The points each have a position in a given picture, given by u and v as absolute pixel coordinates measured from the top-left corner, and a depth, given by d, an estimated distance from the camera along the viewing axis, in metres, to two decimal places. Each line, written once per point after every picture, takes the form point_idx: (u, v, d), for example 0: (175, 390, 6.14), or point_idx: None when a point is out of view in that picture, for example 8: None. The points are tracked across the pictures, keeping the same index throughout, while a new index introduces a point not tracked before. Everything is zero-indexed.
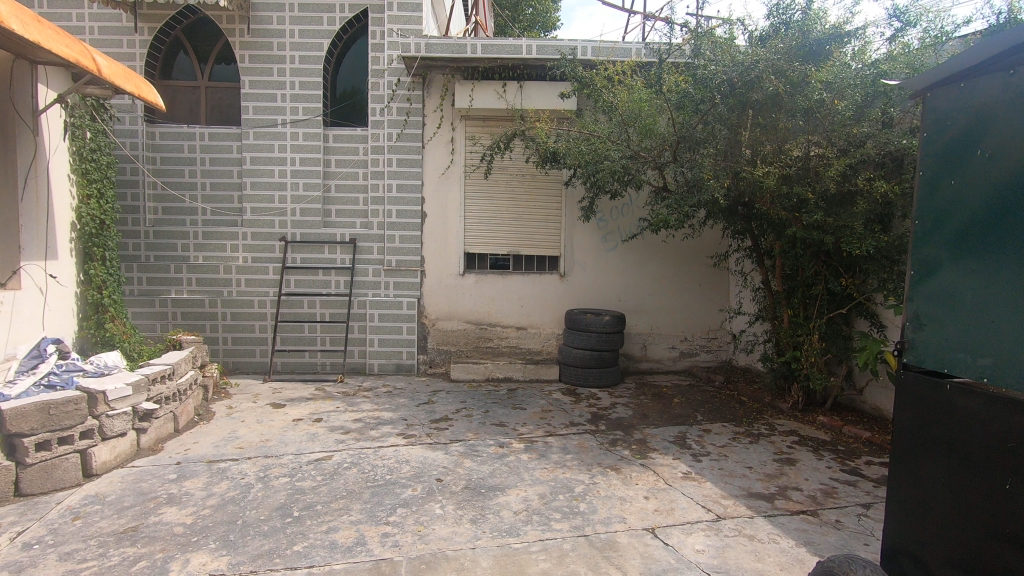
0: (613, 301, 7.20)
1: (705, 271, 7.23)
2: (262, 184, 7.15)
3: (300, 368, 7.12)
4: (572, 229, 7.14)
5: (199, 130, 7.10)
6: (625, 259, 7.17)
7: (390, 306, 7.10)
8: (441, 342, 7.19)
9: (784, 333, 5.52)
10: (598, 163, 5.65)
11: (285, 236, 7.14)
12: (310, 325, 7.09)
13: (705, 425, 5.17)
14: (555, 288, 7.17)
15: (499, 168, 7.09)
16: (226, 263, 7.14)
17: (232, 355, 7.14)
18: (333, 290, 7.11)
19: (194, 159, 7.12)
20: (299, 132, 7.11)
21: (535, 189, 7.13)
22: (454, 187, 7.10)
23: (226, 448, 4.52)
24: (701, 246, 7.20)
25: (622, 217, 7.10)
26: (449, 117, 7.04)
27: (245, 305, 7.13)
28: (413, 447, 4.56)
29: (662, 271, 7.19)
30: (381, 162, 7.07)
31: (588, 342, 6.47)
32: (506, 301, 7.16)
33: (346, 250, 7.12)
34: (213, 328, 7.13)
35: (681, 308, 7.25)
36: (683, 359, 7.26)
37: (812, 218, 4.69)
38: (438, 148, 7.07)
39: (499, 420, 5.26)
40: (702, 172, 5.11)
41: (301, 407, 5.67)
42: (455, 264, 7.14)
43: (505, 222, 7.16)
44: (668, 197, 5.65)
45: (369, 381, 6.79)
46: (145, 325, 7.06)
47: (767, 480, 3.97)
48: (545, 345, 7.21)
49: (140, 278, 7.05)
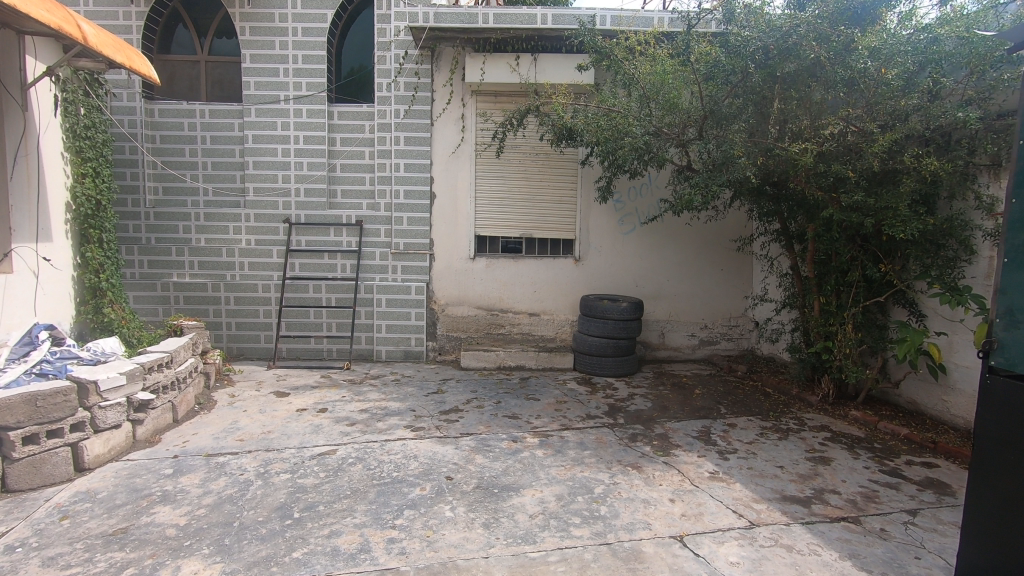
0: (630, 286, 6.89)
1: (728, 256, 6.89)
2: (264, 164, 6.87)
3: (306, 355, 6.91)
4: (588, 211, 6.80)
5: (200, 107, 6.83)
6: (643, 242, 6.83)
7: (398, 291, 6.85)
8: (451, 328, 6.93)
9: (815, 322, 5.20)
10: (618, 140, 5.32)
11: (289, 218, 6.89)
12: (316, 310, 6.86)
13: (730, 418, 4.89)
14: (569, 272, 6.86)
15: (512, 146, 6.75)
16: (228, 246, 6.91)
17: (236, 340, 6.94)
18: (339, 274, 6.86)
19: (195, 137, 6.85)
20: (302, 109, 6.80)
21: (549, 168, 6.79)
22: (464, 167, 6.78)
23: (227, 440, 4.32)
24: (723, 228, 6.84)
25: (641, 198, 6.75)
26: (459, 92, 6.68)
27: (249, 290, 6.91)
28: (421, 441, 4.33)
29: (682, 256, 6.86)
30: (388, 140, 6.76)
31: (604, 330, 6.18)
32: (518, 286, 6.87)
33: (352, 233, 6.86)
34: (216, 313, 6.92)
35: (701, 294, 6.92)
36: (702, 347, 6.96)
37: (851, 198, 4.33)
38: (447, 125, 6.73)
39: (511, 412, 5.01)
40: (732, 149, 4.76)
41: (306, 396, 5.46)
42: (466, 247, 6.85)
43: (517, 203, 6.84)
44: (692, 177, 5.30)
45: (377, 368, 6.56)
46: (147, 310, 6.87)
47: (801, 482, 3.69)
48: (559, 332, 6.93)
49: (141, 261, 6.85)
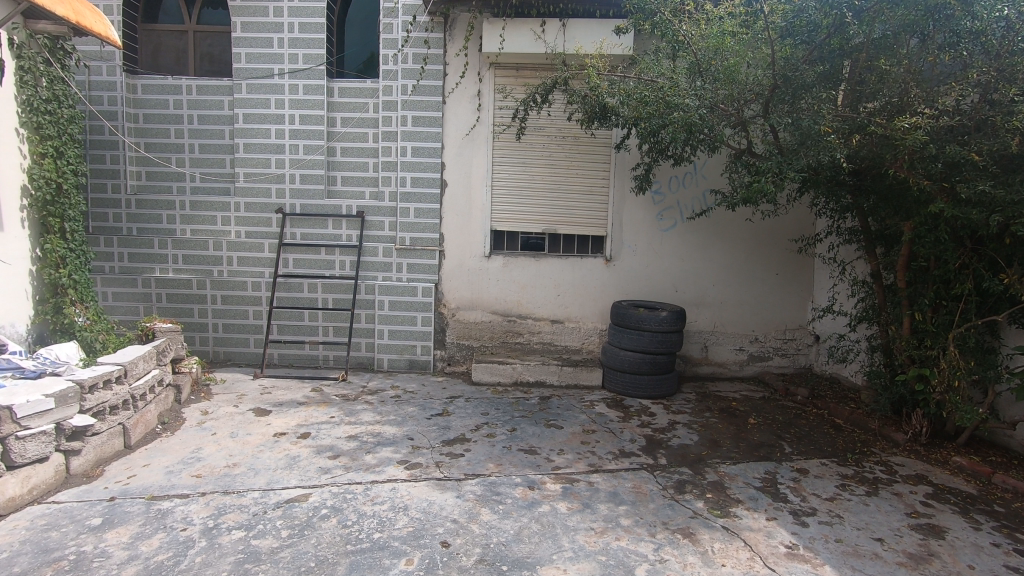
0: (669, 291, 5.96)
1: (785, 258, 5.90)
2: (255, 147, 6.12)
3: (300, 362, 6.14)
4: (621, 204, 5.89)
5: (186, 82, 6.16)
6: (685, 241, 5.89)
7: (402, 292, 6.03)
8: (462, 336, 6.08)
9: (903, 343, 4.23)
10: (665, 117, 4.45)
11: (282, 208, 6.13)
12: (311, 312, 6.09)
13: (799, 462, 3.94)
14: (598, 274, 5.96)
15: (535, 127, 5.85)
16: (215, 238, 6.19)
17: (223, 343, 6.21)
18: (337, 272, 6.09)
19: (181, 117, 6.19)
20: (298, 85, 6.03)
21: (577, 154, 5.87)
22: (479, 151, 5.90)
23: (180, 476, 3.55)
24: (780, 225, 5.85)
25: (684, 189, 5.80)
26: (475, 65, 5.81)
27: (237, 288, 6.16)
28: (416, 484, 3.50)
29: (730, 257, 5.90)
30: (393, 120, 5.94)
31: (639, 343, 5.28)
32: (539, 288, 6.00)
33: (352, 225, 6.06)
34: (202, 313, 6.19)
35: (751, 302, 5.96)
36: (751, 363, 6.00)
37: (973, 188, 3.35)
38: (461, 103, 5.86)
39: (528, 445, 4.15)
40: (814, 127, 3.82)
41: (289, 415, 4.68)
42: (480, 244, 6.00)
43: (539, 194, 5.94)
44: (754, 163, 4.36)
45: (376, 380, 5.75)
46: (125, 308, 6.19)
47: (913, 569, 2.75)
48: (586, 343, 6.02)
49: (121, 254, 6.18)
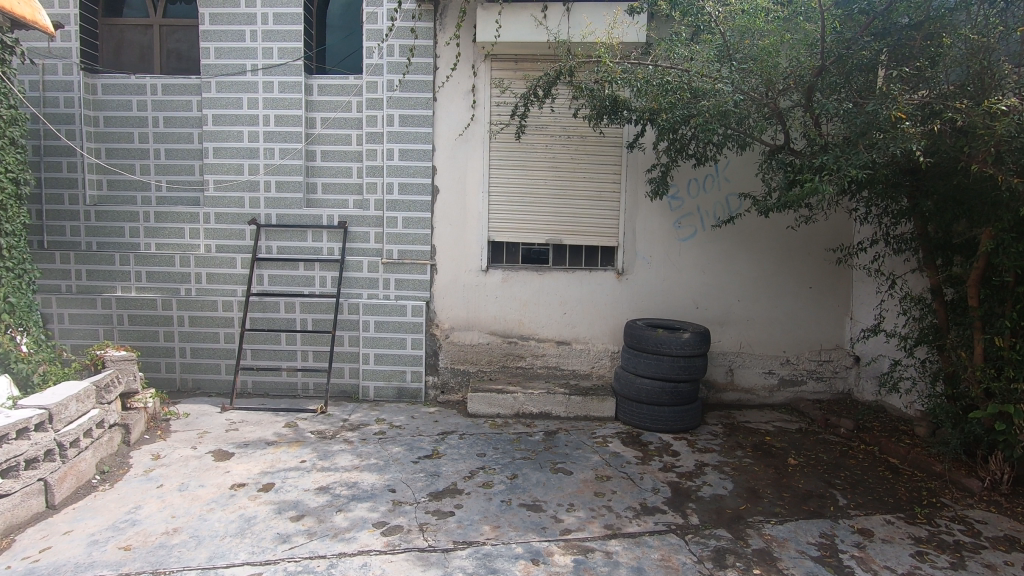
0: (689, 307, 5.31)
1: (821, 270, 5.25)
2: (226, 151, 5.51)
3: (276, 391, 5.49)
4: (635, 210, 5.24)
5: (150, 81, 5.58)
6: (707, 252, 5.24)
7: (389, 312, 5.37)
8: (457, 360, 5.42)
9: (976, 373, 3.57)
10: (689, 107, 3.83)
11: (256, 219, 5.51)
12: (288, 335, 5.45)
13: (859, 519, 3.27)
14: (610, 290, 5.31)
15: (536, 126, 5.22)
16: (183, 253, 5.57)
17: (192, 370, 5.58)
18: (317, 290, 5.46)
19: (145, 119, 5.61)
20: (273, 82, 5.42)
21: (583, 155, 5.23)
22: (474, 153, 5.28)
23: (104, 550, 2.91)
24: (814, 233, 5.20)
25: (705, 193, 5.17)
26: (469, 56, 5.20)
27: (206, 308, 5.54)
28: (392, 558, 2.85)
29: (758, 269, 5.25)
30: (378, 120, 5.32)
31: (658, 370, 4.61)
32: (542, 306, 5.35)
33: (334, 237, 5.44)
34: (167, 336, 5.57)
35: (782, 319, 5.31)
36: (782, 389, 5.34)
37: None
38: (453, 100, 5.24)
39: (531, 498, 3.49)
40: (878, 114, 3.17)
41: (253, 459, 4.02)
42: (476, 257, 5.36)
43: (542, 199, 5.30)
44: (795, 162, 3.71)
45: (360, 412, 5.09)
46: (83, 332, 5.57)
47: None
48: (597, 367, 5.35)
49: (79, 271, 5.58)
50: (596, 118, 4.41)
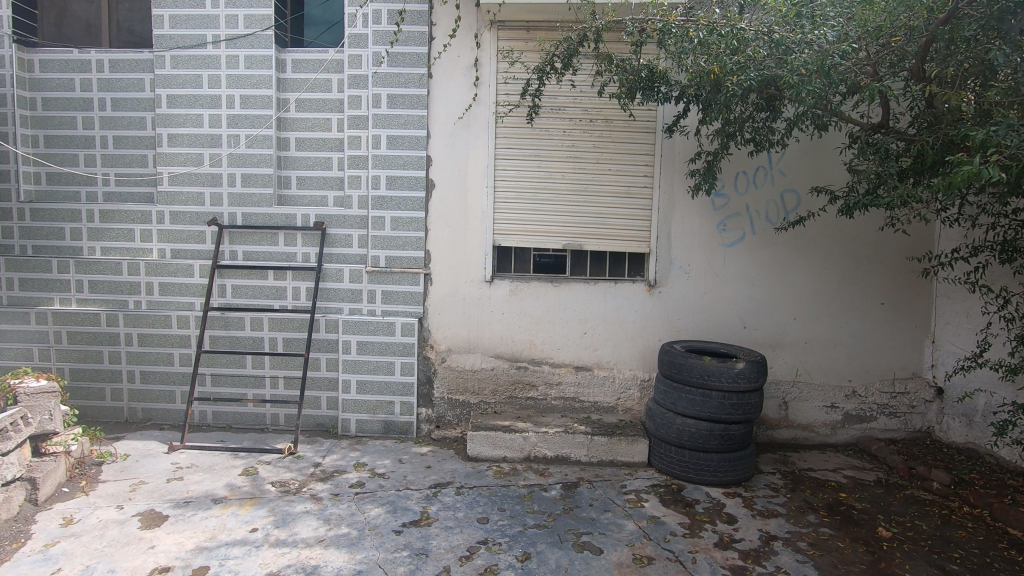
0: (735, 327, 4.39)
1: (897, 283, 4.33)
2: (182, 138, 4.64)
3: (240, 424, 4.61)
4: (672, 209, 4.33)
5: (96, 57, 4.72)
6: (759, 260, 4.33)
7: (375, 331, 4.48)
8: (455, 389, 4.53)
9: None
10: (762, 70, 2.98)
11: (218, 219, 4.64)
12: (255, 358, 4.58)
13: None
14: (640, 305, 4.40)
15: (552, 107, 4.32)
16: (131, 259, 4.69)
17: (142, 397, 4.71)
18: (289, 303, 4.58)
19: (90, 101, 4.76)
20: (238, 56, 4.55)
21: (609, 143, 4.33)
22: (478, 140, 4.39)
23: None
24: (887, 238, 4.29)
25: (756, 189, 4.26)
26: (471, 23, 4.32)
27: (159, 325, 4.67)
28: None
29: (820, 281, 4.34)
30: (362, 101, 4.44)
31: (704, 409, 3.70)
32: (558, 325, 4.45)
33: (309, 241, 4.56)
34: (113, 357, 4.70)
35: (849, 342, 4.39)
36: (847, 426, 4.42)
37: None
38: (452, 77, 4.36)
39: None
40: None
41: (189, 525, 3.14)
42: (479, 265, 4.46)
43: (559, 196, 4.40)
44: (922, 142, 2.82)
45: (338, 452, 4.19)
46: (14, 352, 4.71)
47: None
48: (623, 399, 4.45)
49: (9, 280, 4.71)
50: (624, 99, 3.68)
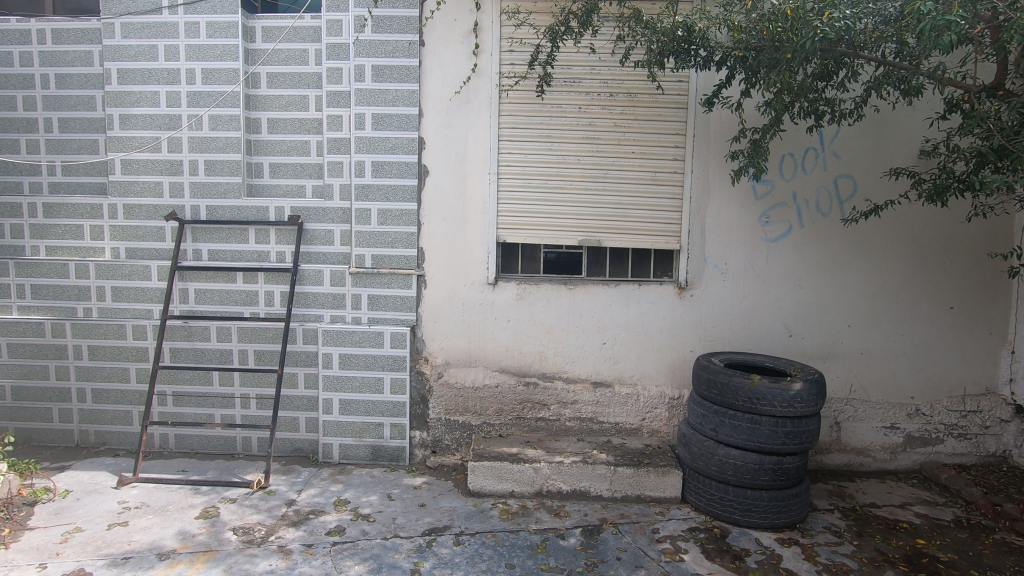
0: (779, 336, 3.76)
1: (969, 284, 3.70)
2: (136, 120, 4.00)
3: (206, 450, 4.00)
4: (706, 198, 3.70)
5: (37, 26, 4.08)
6: (809, 257, 3.69)
7: (361, 343, 3.87)
8: (453, 409, 3.91)
9: None
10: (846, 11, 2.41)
11: (178, 212, 4.00)
12: (222, 373, 3.96)
13: None
14: (668, 311, 3.77)
15: (566, 79, 3.68)
16: (78, 260, 4.06)
17: (95, 418, 4.10)
18: (261, 310, 3.96)
19: (32, 78, 4.12)
20: (198, 23, 3.90)
21: (633, 121, 3.69)
22: (478, 119, 3.75)
23: None
24: (958, 232, 3.67)
25: (806, 174, 3.63)
26: None
27: (113, 336, 4.05)
28: None
29: (880, 282, 3.71)
30: (343, 74, 3.79)
31: (752, 438, 3.08)
32: (573, 334, 3.82)
33: (284, 237, 3.92)
34: (61, 373, 4.09)
35: (912, 353, 3.76)
36: (909, 450, 3.80)
37: None
38: (448, 45, 3.72)
39: None
40: None
41: None
42: (480, 266, 3.84)
43: (573, 184, 3.77)
44: None
45: (316, 485, 3.58)
46: None
47: None
48: (648, 419, 3.83)
49: None
50: (652, 62, 3.08)
